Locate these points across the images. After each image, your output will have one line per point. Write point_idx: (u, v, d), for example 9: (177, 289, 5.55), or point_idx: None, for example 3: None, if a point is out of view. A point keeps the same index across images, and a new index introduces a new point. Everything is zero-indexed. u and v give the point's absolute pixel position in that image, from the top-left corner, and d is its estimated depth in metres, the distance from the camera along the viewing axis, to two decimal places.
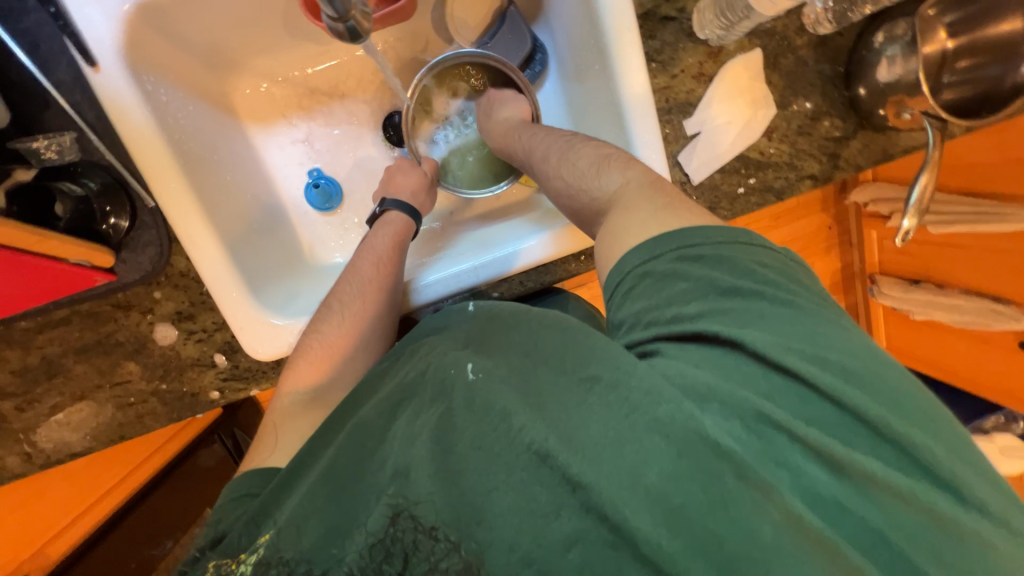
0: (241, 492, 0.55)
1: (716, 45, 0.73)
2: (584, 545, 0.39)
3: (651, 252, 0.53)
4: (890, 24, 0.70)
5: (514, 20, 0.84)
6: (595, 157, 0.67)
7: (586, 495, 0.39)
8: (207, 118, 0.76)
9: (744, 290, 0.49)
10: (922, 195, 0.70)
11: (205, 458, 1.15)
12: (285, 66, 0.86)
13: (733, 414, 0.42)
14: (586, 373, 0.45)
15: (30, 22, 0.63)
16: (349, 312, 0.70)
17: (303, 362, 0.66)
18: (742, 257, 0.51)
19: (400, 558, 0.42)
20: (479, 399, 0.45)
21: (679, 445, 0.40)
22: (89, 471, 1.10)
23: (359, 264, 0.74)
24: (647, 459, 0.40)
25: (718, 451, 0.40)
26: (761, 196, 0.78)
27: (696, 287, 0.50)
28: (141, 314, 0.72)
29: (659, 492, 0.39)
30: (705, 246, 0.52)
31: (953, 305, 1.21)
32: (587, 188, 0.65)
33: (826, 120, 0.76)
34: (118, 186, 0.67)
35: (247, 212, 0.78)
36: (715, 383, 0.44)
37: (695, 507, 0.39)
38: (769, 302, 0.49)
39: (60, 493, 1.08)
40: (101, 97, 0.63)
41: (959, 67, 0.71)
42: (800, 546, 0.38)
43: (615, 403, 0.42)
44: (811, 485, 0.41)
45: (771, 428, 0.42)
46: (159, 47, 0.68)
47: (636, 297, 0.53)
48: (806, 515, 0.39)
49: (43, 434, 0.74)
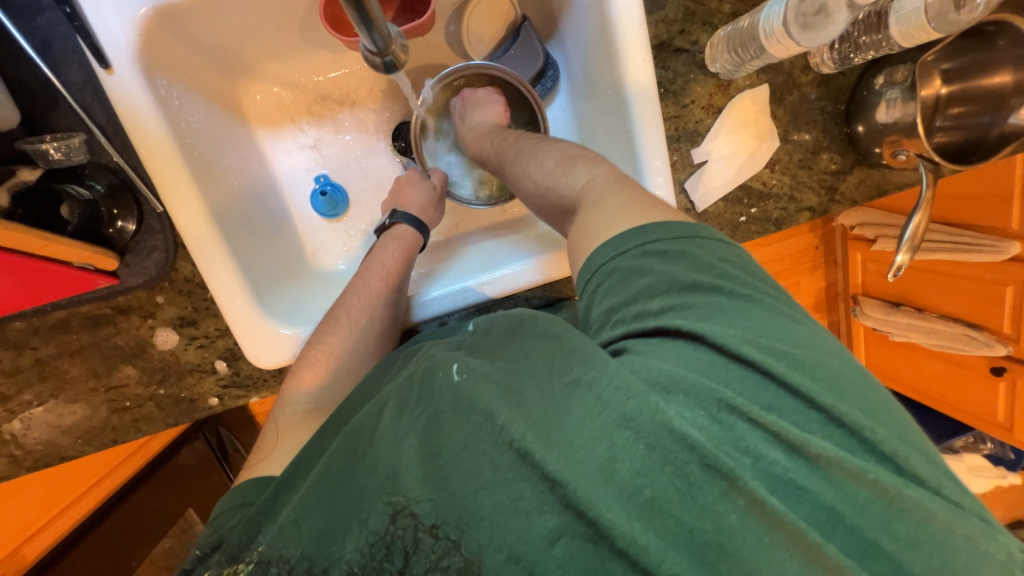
0: (241, 500, 0.53)
1: (725, 79, 0.75)
2: (567, 540, 0.39)
3: (614, 250, 0.55)
4: (891, 68, 0.73)
5: (528, 35, 0.85)
6: (562, 157, 0.69)
7: (564, 492, 0.40)
8: (216, 122, 0.75)
9: (702, 283, 0.50)
10: (916, 231, 0.73)
11: (185, 455, 1.13)
12: (298, 72, 0.85)
13: (699, 404, 0.43)
14: (568, 377, 0.45)
15: (44, 21, 0.62)
16: (355, 324, 0.69)
17: (308, 375, 0.65)
18: (699, 252, 0.53)
19: (401, 556, 0.42)
20: (465, 398, 0.45)
21: (647, 439, 0.40)
22: (64, 474, 1.06)
23: (366, 275, 0.73)
24: (617, 454, 0.41)
25: (685, 443, 0.40)
26: (761, 226, 0.80)
27: (658, 281, 0.51)
28: (141, 318, 0.71)
29: (630, 487, 0.40)
30: (664, 242, 0.53)
31: (933, 328, 1.25)
32: (554, 187, 0.67)
33: (825, 155, 0.79)
34: (125, 189, 0.66)
35: (254, 217, 0.78)
36: (681, 374, 0.44)
37: (665, 499, 0.39)
38: (728, 296, 0.50)
39: (33, 495, 1.04)
40: (113, 100, 0.62)
41: (951, 113, 0.75)
42: (766, 531, 0.39)
43: (590, 404, 0.43)
44: (777, 471, 0.41)
45: (735, 416, 0.42)
46: (174, 51, 0.67)
47: (603, 293, 0.54)
48: (770, 500, 0.39)
49: (33, 436, 0.72)
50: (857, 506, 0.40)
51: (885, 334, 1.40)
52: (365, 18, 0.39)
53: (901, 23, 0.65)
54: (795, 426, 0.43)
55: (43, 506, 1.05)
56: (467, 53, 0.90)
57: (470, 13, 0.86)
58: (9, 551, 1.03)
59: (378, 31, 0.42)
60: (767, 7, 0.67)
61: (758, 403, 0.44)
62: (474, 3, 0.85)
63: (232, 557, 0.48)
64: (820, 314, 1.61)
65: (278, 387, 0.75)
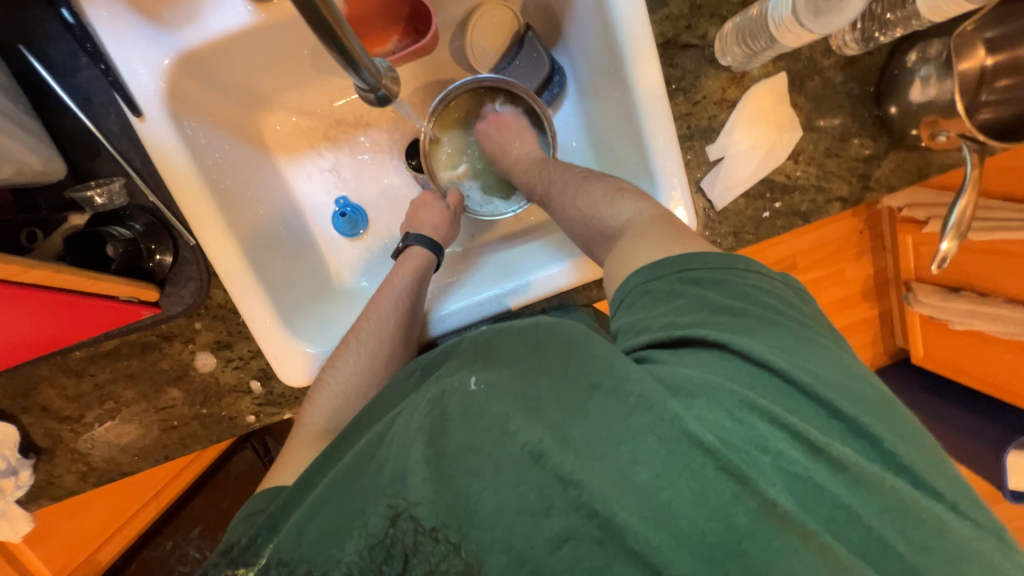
0: (252, 509, 0.57)
1: (739, 70, 0.72)
2: (574, 544, 0.39)
3: (652, 273, 0.54)
4: (924, 43, 0.68)
5: (531, 44, 0.85)
6: (609, 189, 0.69)
7: (578, 494, 0.39)
8: (240, 155, 0.80)
9: (737, 308, 0.50)
10: (962, 217, 0.67)
11: (237, 463, 1.20)
12: (314, 100, 0.89)
13: (720, 404, 0.42)
14: (588, 380, 0.45)
15: (83, 78, 0.68)
16: (365, 348, 0.71)
17: (320, 399, 0.68)
18: (736, 280, 0.52)
19: (400, 559, 0.42)
20: (476, 409, 0.46)
21: (668, 443, 0.40)
22: (126, 490, 1.13)
23: (378, 299, 0.75)
24: (639, 458, 0.40)
25: (701, 447, 0.39)
26: (787, 220, 0.76)
27: (692, 303, 0.51)
28: (183, 343, 0.76)
29: (647, 488, 0.39)
30: (701, 270, 0.53)
31: (998, 314, 1.13)
32: (600, 215, 0.67)
33: (855, 140, 0.74)
34: (161, 225, 0.71)
35: (279, 241, 0.82)
36: (701, 376, 0.44)
37: (681, 503, 0.38)
38: (755, 319, 0.49)
39: (98, 510, 1.12)
40: (148, 145, 0.67)
41: (997, 86, 0.69)
42: (775, 533, 0.37)
43: (615, 408, 0.43)
44: (794, 470, 0.40)
45: (755, 416, 0.42)
46: (198, 93, 0.72)
47: (635, 310, 0.54)
48: (781, 502, 0.39)
49: (98, 453, 0.79)
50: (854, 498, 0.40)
51: (943, 321, 1.28)
52: (348, 59, 0.41)
53: None
54: (815, 432, 0.42)
55: (113, 516, 1.14)
56: (472, 66, 0.90)
57: (474, 28, 0.86)
58: (84, 556, 1.13)
59: (363, 70, 0.43)
60: None
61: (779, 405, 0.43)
62: (477, 18, 0.86)
63: (233, 560, 0.51)
64: (868, 304, 1.50)
65: None
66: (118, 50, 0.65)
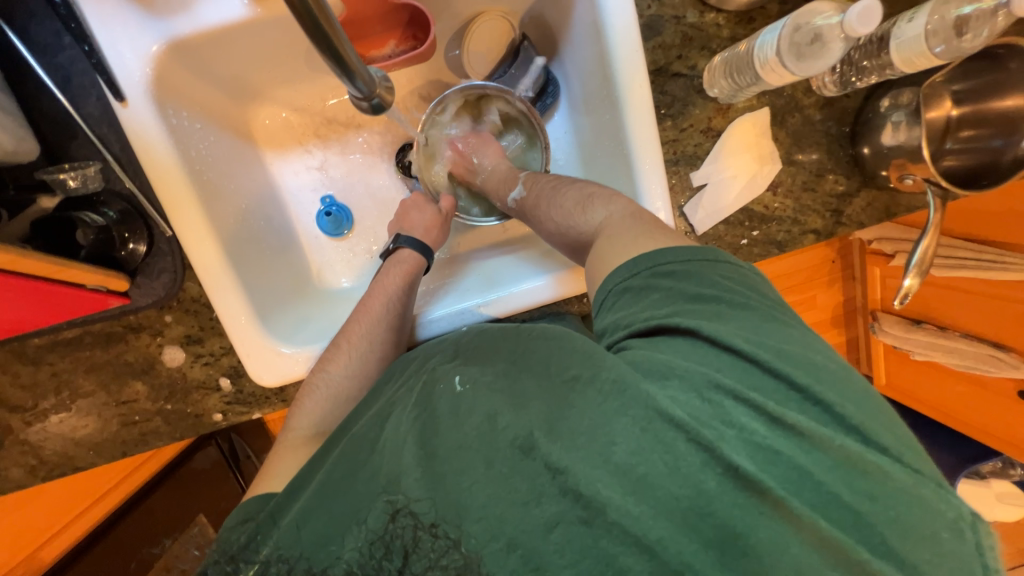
0: (241, 516, 0.53)
1: (725, 102, 0.75)
2: (564, 527, 0.39)
3: (629, 270, 0.55)
4: (896, 91, 0.72)
5: (527, 55, 0.87)
6: (579, 197, 0.70)
7: (565, 480, 0.40)
8: (226, 147, 0.78)
9: (708, 296, 0.50)
10: (924, 256, 0.70)
11: (199, 460, 1.16)
12: (306, 97, 0.88)
13: (690, 385, 0.43)
14: (568, 372, 0.45)
15: (65, 58, 0.66)
16: (357, 351, 0.70)
17: (309, 403, 0.66)
18: (707, 271, 0.53)
19: (400, 555, 0.42)
20: (465, 407, 0.46)
21: (640, 422, 0.40)
22: (74, 487, 1.08)
23: (369, 300, 0.74)
24: (614, 437, 0.40)
25: (671, 422, 0.40)
26: (763, 248, 0.79)
27: (668, 296, 0.51)
28: (151, 336, 0.73)
29: (625, 465, 0.40)
30: (675, 262, 0.53)
31: (955, 347, 1.19)
32: (574, 224, 0.68)
33: (830, 177, 0.78)
34: (135, 214, 0.69)
35: (260, 236, 0.80)
36: (674, 362, 0.45)
37: (655, 474, 0.39)
38: (729, 306, 0.50)
39: (41, 507, 1.07)
40: (127, 132, 0.65)
41: (961, 136, 0.73)
42: (769, 503, 0.38)
43: (591, 395, 0.43)
44: (758, 440, 0.40)
45: (722, 395, 0.42)
46: (186, 82, 0.71)
47: (616, 308, 0.54)
48: (748, 467, 0.39)
49: (51, 446, 0.75)
50: (857, 471, 0.40)
51: (905, 351, 1.33)
52: (346, 68, 0.42)
53: (902, 49, 0.65)
54: (773, 402, 0.42)
55: (62, 509, 1.08)
56: (468, 75, 0.91)
57: (471, 36, 0.86)
58: (27, 554, 1.07)
59: (360, 78, 0.44)
60: (762, 36, 0.67)
61: (742, 381, 0.44)
62: (474, 26, 0.86)
63: (232, 558, 0.49)
64: (837, 330, 1.55)
65: (279, 404, 0.77)
66: (106, 33, 0.64)
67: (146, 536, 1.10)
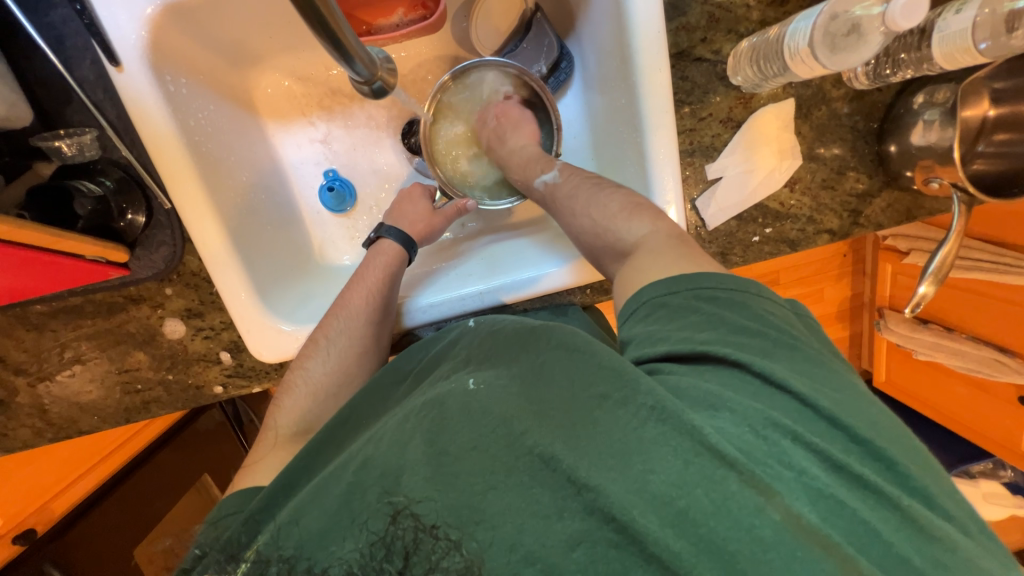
0: (227, 510, 0.54)
1: (748, 92, 0.71)
2: (588, 547, 0.39)
3: (669, 286, 0.54)
4: (931, 87, 0.68)
5: (541, 28, 0.82)
6: (626, 201, 0.65)
7: (593, 497, 0.40)
8: (226, 117, 0.76)
9: (753, 330, 0.49)
10: (943, 263, 0.68)
11: (204, 421, 1.24)
12: (309, 65, 0.84)
13: (744, 421, 0.43)
14: (596, 390, 0.45)
15: (57, 17, 0.63)
16: (334, 348, 0.69)
17: (287, 399, 0.66)
18: (753, 304, 0.52)
19: (400, 557, 0.42)
20: (477, 406, 0.46)
21: (684, 453, 0.40)
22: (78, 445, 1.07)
23: (348, 297, 0.72)
24: (653, 467, 0.40)
25: (721, 459, 0.40)
26: (775, 246, 0.76)
27: (708, 321, 0.50)
28: (152, 308, 0.74)
29: (664, 495, 0.39)
30: (717, 288, 0.53)
31: (960, 350, 1.18)
32: (613, 228, 0.64)
33: (851, 174, 0.74)
34: (133, 184, 0.68)
35: (260, 209, 0.79)
36: (723, 391, 0.45)
37: (698, 509, 0.38)
38: (774, 343, 0.49)
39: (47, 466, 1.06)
40: (124, 98, 0.63)
41: (995, 139, 0.69)
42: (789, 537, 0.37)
43: (625, 417, 0.43)
44: (818, 487, 0.41)
45: (780, 434, 0.42)
46: (184, 47, 0.68)
47: (650, 323, 0.53)
48: (802, 516, 0.39)
49: (57, 410, 0.77)
50: (853, 494, 0.41)
51: (908, 350, 1.32)
52: (344, 52, 0.40)
53: (945, 43, 0.60)
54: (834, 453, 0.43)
55: (66, 469, 1.08)
56: (477, 49, 0.87)
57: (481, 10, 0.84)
58: (38, 506, 1.05)
59: (359, 61, 0.42)
60: (795, 22, 0.63)
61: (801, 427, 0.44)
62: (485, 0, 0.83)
63: (231, 555, 0.48)
64: (841, 325, 1.54)
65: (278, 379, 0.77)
66: None
67: (146, 497, 1.12)
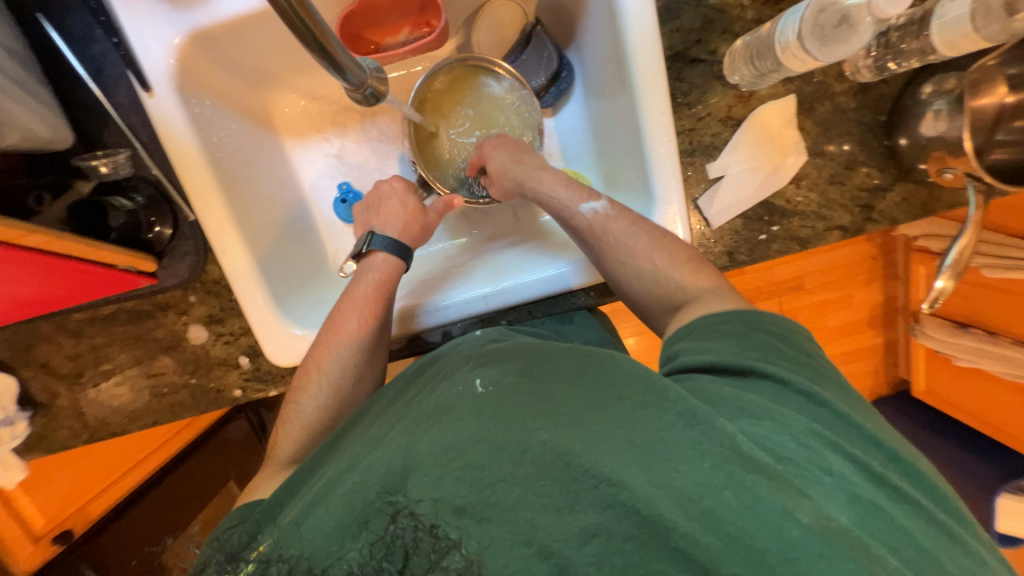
0: (232, 521, 0.56)
1: (747, 90, 0.71)
2: (604, 539, 0.39)
3: (723, 314, 0.54)
4: (940, 76, 0.66)
5: (540, 39, 0.85)
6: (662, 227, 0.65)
7: (615, 491, 0.39)
8: (247, 135, 0.81)
9: (805, 363, 0.49)
10: (961, 256, 0.65)
11: (232, 430, 1.24)
12: (323, 85, 0.90)
13: (785, 434, 0.42)
14: (613, 390, 0.45)
15: (97, 50, 0.70)
16: (330, 379, 0.70)
17: (282, 431, 0.69)
18: (806, 341, 0.53)
19: (400, 557, 0.42)
20: (489, 407, 0.45)
21: (714, 458, 0.40)
22: (105, 453, 1.14)
23: (342, 322, 0.72)
24: (678, 465, 0.40)
25: (753, 464, 0.39)
26: (784, 245, 0.74)
27: (764, 344, 0.50)
28: (177, 315, 0.78)
29: (689, 493, 0.39)
30: (776, 322, 0.53)
31: (1005, 355, 1.10)
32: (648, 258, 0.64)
33: (862, 169, 0.73)
34: (161, 199, 0.74)
35: (278, 220, 0.83)
36: (766, 405, 0.44)
37: (725, 509, 0.38)
38: (824, 377, 0.49)
39: (73, 476, 1.12)
40: (154, 120, 0.68)
41: (1014, 126, 0.66)
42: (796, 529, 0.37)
43: (648, 420, 0.42)
44: (858, 493, 0.40)
45: (821, 445, 0.42)
46: (207, 72, 0.74)
47: (702, 339, 0.53)
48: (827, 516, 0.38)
49: (91, 413, 0.82)
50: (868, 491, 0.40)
51: (948, 356, 1.25)
52: (335, 63, 0.43)
53: (944, 29, 0.59)
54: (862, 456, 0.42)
55: (100, 474, 1.15)
56: None
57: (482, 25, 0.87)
58: (74, 510, 1.13)
59: (352, 72, 0.45)
60: (785, 17, 0.63)
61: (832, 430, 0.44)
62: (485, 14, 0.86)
63: (232, 556, 0.50)
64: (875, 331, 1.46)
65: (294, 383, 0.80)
66: (133, 26, 0.67)
67: (171, 506, 1.14)
